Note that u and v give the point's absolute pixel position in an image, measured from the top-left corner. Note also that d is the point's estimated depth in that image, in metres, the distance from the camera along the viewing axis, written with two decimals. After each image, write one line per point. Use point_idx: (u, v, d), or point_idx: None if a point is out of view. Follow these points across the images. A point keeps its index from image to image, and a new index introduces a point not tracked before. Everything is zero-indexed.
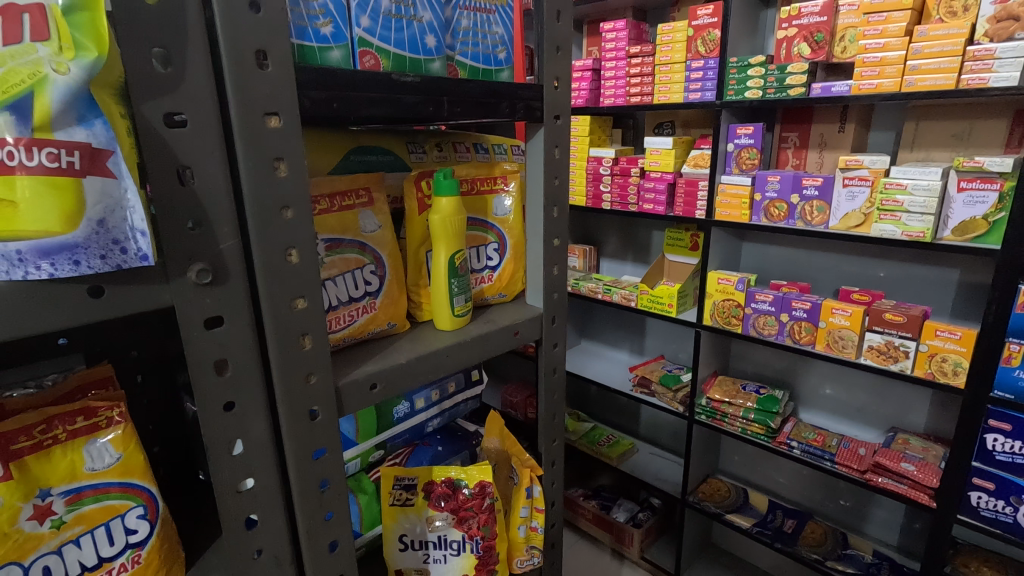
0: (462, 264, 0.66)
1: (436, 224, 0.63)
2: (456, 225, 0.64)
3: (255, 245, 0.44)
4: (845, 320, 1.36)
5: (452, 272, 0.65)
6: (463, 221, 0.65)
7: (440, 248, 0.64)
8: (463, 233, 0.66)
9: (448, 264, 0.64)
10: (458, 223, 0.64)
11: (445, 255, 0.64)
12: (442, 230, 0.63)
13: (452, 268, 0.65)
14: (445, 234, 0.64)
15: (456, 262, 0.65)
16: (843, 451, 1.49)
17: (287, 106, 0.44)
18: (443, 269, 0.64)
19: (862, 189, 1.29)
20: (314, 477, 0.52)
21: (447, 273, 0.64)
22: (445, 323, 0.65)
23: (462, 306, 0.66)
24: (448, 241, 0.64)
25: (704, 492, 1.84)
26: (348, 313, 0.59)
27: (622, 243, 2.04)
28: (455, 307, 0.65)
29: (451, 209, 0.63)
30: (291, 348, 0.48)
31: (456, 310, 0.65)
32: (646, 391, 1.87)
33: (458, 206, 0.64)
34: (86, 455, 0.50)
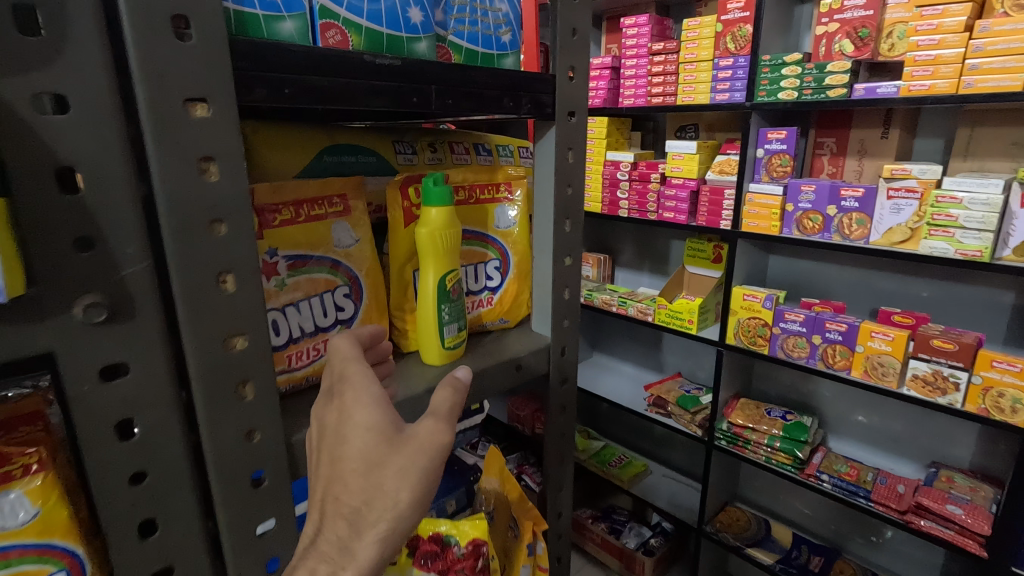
0: (455, 288, 0.55)
1: (423, 238, 0.53)
2: (449, 241, 0.54)
3: (174, 271, 0.34)
4: (887, 345, 1.24)
5: (442, 297, 0.54)
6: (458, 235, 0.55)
7: (428, 269, 0.54)
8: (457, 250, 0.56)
9: (437, 290, 0.54)
10: (452, 236, 0.54)
11: (435, 277, 0.54)
12: (430, 246, 0.53)
13: (441, 292, 0.54)
14: (436, 250, 0.54)
15: (447, 286, 0.55)
16: (879, 488, 1.36)
17: (218, 89, 0.33)
18: (432, 293, 0.54)
19: (909, 202, 1.16)
20: (257, 556, 0.41)
21: (435, 298, 0.54)
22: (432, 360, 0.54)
23: (454, 340, 0.55)
24: (439, 260, 0.54)
25: (722, 522, 1.72)
26: (312, 346, 0.49)
27: (639, 252, 1.92)
28: (445, 343, 0.54)
29: (444, 220, 0.53)
30: (226, 400, 0.37)
31: (446, 344, 0.54)
32: (661, 411, 1.75)
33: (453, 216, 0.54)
34: None
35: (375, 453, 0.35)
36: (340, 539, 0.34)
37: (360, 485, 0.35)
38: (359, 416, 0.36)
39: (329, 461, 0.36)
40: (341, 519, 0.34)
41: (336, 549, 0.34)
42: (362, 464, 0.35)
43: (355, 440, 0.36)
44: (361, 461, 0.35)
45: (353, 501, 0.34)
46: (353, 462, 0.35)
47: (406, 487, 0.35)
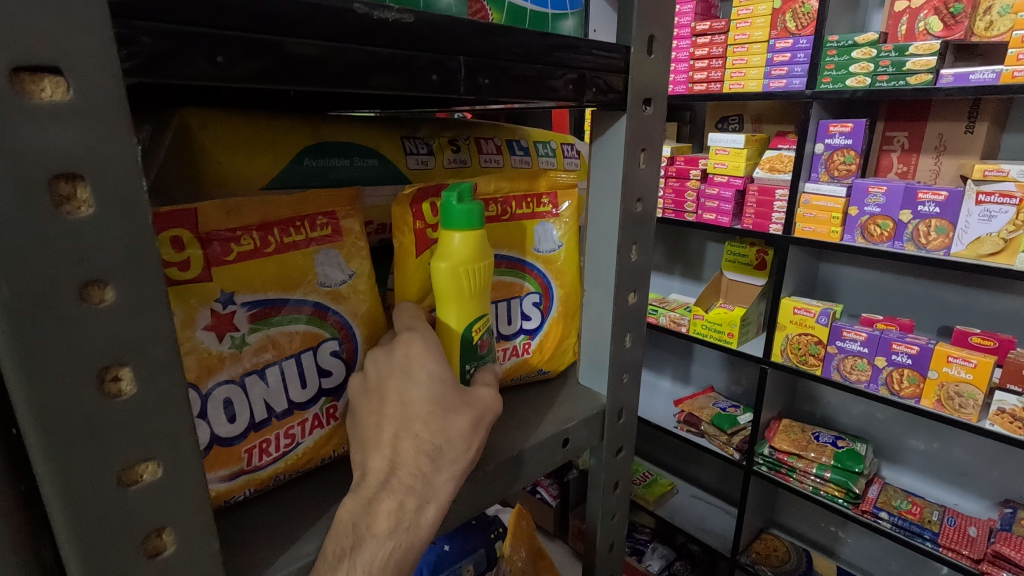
0: (484, 341, 0.41)
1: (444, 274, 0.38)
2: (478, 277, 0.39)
3: (11, 375, 0.19)
4: (967, 372, 1.07)
5: (467, 355, 0.39)
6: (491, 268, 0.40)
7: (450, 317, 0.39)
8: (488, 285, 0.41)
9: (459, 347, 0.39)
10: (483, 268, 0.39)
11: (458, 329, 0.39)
12: (453, 287, 0.38)
13: (467, 350, 0.39)
14: (460, 293, 0.39)
15: (474, 341, 0.40)
16: (947, 530, 1.20)
17: (84, 54, 0.19)
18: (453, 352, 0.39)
19: (1004, 209, 0.99)
20: None
21: (459, 359, 0.39)
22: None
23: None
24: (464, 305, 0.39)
25: (759, 552, 1.57)
26: (287, 431, 0.35)
27: (670, 254, 1.76)
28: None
29: (472, 248, 0.38)
30: (127, 564, 0.23)
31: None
32: (693, 430, 1.60)
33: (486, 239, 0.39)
34: None
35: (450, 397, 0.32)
36: (420, 477, 0.30)
37: (439, 420, 0.31)
38: (433, 360, 0.33)
39: (394, 401, 0.32)
40: (421, 457, 0.30)
41: (418, 486, 0.30)
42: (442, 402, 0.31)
43: (429, 379, 0.32)
44: (437, 401, 0.31)
45: (432, 442, 0.31)
46: (430, 402, 0.31)
47: (480, 430, 0.33)
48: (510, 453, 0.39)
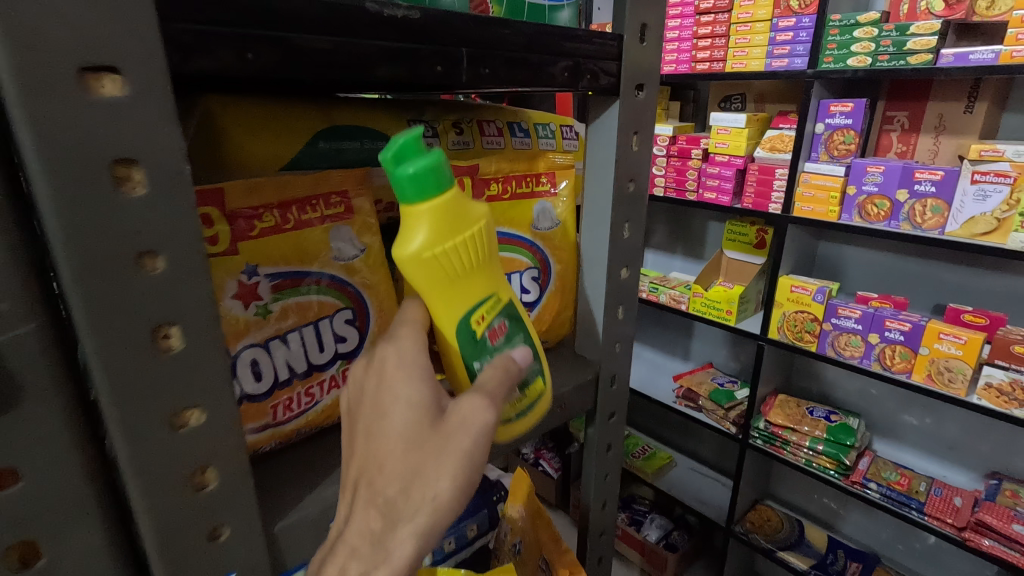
0: (491, 331, 0.40)
1: (414, 268, 0.37)
2: (455, 265, 0.38)
3: (83, 332, 0.23)
4: (957, 348, 1.10)
5: (474, 349, 0.39)
6: (469, 243, 0.37)
7: (440, 314, 0.38)
8: (478, 275, 0.39)
9: (461, 342, 0.39)
10: (458, 248, 0.37)
11: (452, 323, 0.39)
12: (432, 292, 0.38)
13: (472, 346, 0.39)
14: (441, 286, 0.38)
15: (477, 335, 0.40)
16: (934, 500, 1.25)
17: (138, 55, 0.22)
18: (455, 347, 0.39)
19: (998, 188, 1.01)
20: None
21: (467, 355, 0.39)
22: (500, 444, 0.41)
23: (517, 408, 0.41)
24: (452, 295, 0.38)
25: (752, 522, 1.63)
26: (306, 390, 0.38)
27: (672, 233, 1.78)
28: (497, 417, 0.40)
29: (435, 228, 0.36)
30: (178, 496, 0.27)
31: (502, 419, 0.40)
32: (691, 405, 1.64)
33: (453, 208, 0.36)
34: None
35: (414, 433, 0.30)
36: (369, 531, 0.29)
37: (395, 465, 0.29)
38: (400, 389, 0.32)
39: (366, 437, 0.31)
40: (373, 510, 0.29)
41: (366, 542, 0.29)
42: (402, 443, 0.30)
43: (394, 414, 0.31)
44: (397, 442, 0.30)
45: (391, 484, 0.29)
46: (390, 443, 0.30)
47: (446, 478, 0.29)
48: None
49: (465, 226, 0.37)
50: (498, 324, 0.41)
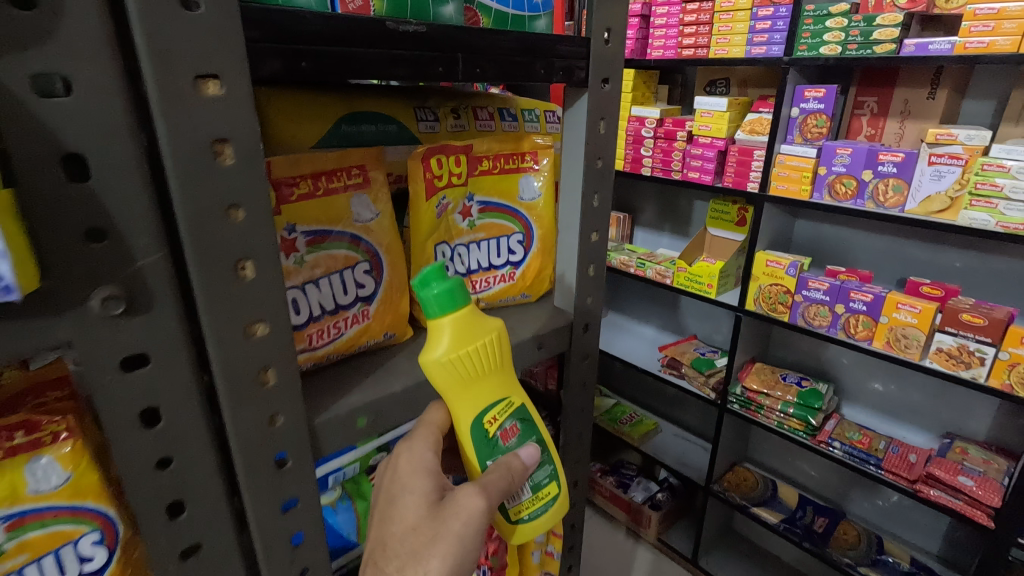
0: (504, 433, 0.50)
1: (440, 374, 0.47)
2: (469, 374, 0.48)
3: (191, 261, 0.32)
4: (912, 317, 1.21)
5: (487, 445, 0.49)
6: (486, 353, 0.48)
7: (458, 415, 0.48)
8: (491, 384, 0.49)
9: (479, 441, 0.49)
10: (476, 362, 0.48)
11: (468, 424, 0.49)
12: (451, 397, 0.48)
13: (486, 445, 0.49)
14: (462, 389, 0.48)
15: (491, 435, 0.49)
16: (891, 456, 1.37)
17: (231, 65, 0.31)
18: (472, 445, 0.49)
19: (952, 169, 1.10)
20: (282, 532, 0.42)
21: (480, 452, 0.49)
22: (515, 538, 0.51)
23: (527, 507, 0.51)
24: (473, 399, 0.48)
25: (730, 482, 1.75)
26: (333, 324, 0.48)
27: (660, 211, 1.87)
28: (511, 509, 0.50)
29: (452, 342, 0.47)
30: (249, 387, 0.37)
31: (514, 515, 0.50)
32: (675, 373, 1.75)
33: (473, 325, 0.47)
34: (25, 475, 0.34)
35: (420, 524, 0.44)
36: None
37: (407, 539, 0.44)
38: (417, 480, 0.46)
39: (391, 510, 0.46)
40: (392, 564, 0.44)
41: None
42: (413, 525, 0.44)
43: (411, 499, 0.45)
44: (411, 522, 0.45)
45: (402, 564, 0.44)
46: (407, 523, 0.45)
47: (438, 556, 0.43)
48: None
49: (482, 343, 0.47)
50: (511, 425, 0.50)
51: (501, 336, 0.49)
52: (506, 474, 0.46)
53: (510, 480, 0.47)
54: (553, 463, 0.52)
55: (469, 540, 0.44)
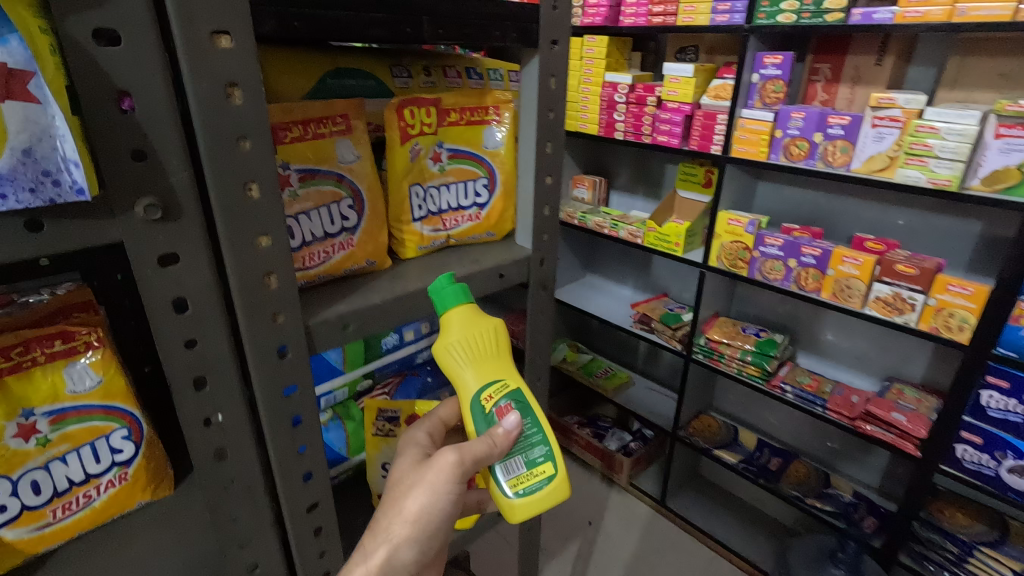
0: (499, 409, 0.62)
1: (448, 355, 0.61)
2: (469, 356, 0.61)
3: (211, 181, 0.41)
4: (855, 269, 1.32)
5: (482, 417, 0.62)
6: (485, 341, 0.62)
7: (462, 389, 0.62)
8: (489, 370, 0.62)
9: (480, 414, 0.62)
10: (476, 347, 0.61)
11: (469, 398, 0.62)
12: (456, 375, 0.62)
13: (483, 416, 0.62)
14: (465, 367, 0.62)
15: (487, 409, 0.62)
16: (835, 397, 1.50)
17: (239, 23, 0.39)
18: (471, 415, 0.62)
19: (891, 131, 1.20)
20: (284, 412, 0.52)
21: (476, 422, 0.62)
22: (514, 512, 0.61)
23: (522, 480, 0.62)
24: (472, 378, 0.62)
25: (695, 428, 1.89)
26: (322, 249, 0.57)
27: (634, 175, 1.96)
28: (510, 479, 0.61)
29: (454, 329, 0.60)
30: (256, 288, 0.46)
31: (511, 488, 0.61)
32: (645, 328, 1.87)
33: (476, 317, 0.61)
34: (68, 378, 0.57)
35: (408, 476, 0.60)
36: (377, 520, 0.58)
37: (395, 488, 0.60)
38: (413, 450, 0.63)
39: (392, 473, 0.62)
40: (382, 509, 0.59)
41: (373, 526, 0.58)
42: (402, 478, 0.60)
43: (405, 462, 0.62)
44: (401, 478, 0.60)
45: (388, 505, 0.59)
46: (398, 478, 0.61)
47: (413, 499, 0.58)
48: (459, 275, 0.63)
49: (480, 331, 0.61)
50: (506, 403, 0.62)
51: (498, 329, 0.63)
52: (488, 441, 0.59)
53: (491, 445, 0.59)
54: (547, 444, 0.62)
55: (441, 490, 0.58)
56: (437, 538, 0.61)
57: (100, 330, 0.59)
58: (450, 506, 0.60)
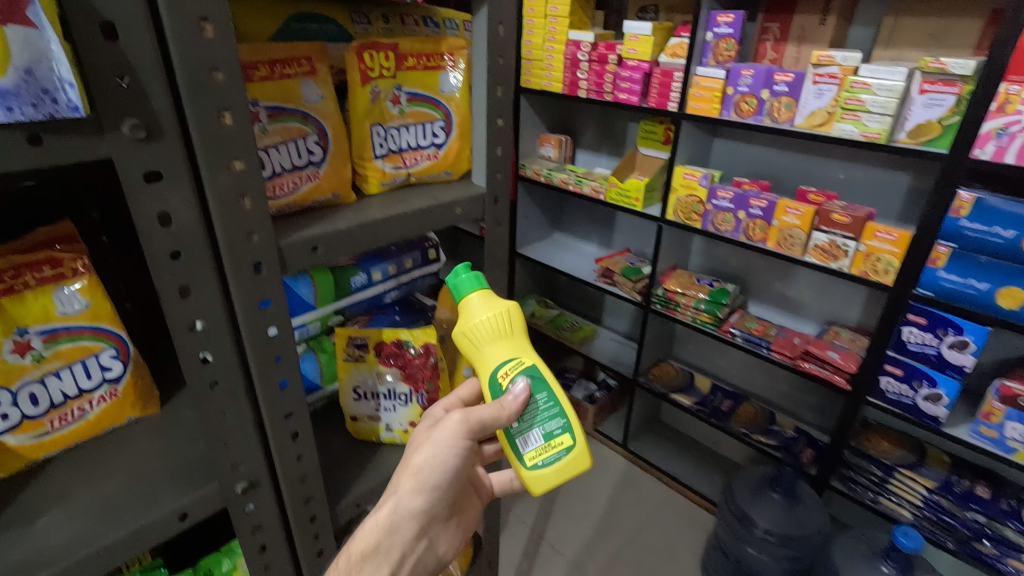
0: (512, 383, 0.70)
1: (467, 338, 0.72)
2: (485, 338, 0.71)
3: (189, 107, 0.47)
4: (797, 219, 1.42)
5: (498, 391, 0.71)
6: (501, 323, 0.71)
7: (480, 367, 0.72)
8: (504, 350, 0.71)
9: (499, 390, 0.71)
10: (493, 329, 0.71)
11: (487, 374, 0.72)
12: (475, 355, 0.72)
13: (499, 389, 0.71)
14: (482, 347, 0.71)
15: (503, 383, 0.71)
16: (779, 340, 1.63)
17: None
18: (489, 389, 0.72)
19: (830, 88, 1.28)
20: (261, 323, 0.58)
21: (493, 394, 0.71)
22: (535, 480, 0.70)
23: (540, 452, 0.71)
24: (490, 356, 0.71)
25: (654, 374, 2.01)
26: (291, 180, 0.62)
27: (599, 134, 2.03)
28: (529, 450, 0.71)
29: (472, 316, 0.71)
30: (232, 207, 0.52)
31: (531, 460, 0.71)
32: (609, 281, 1.97)
33: (493, 303, 0.71)
34: (57, 301, 0.62)
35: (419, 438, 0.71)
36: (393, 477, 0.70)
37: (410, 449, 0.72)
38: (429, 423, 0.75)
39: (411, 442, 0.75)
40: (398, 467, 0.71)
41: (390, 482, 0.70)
42: (414, 442, 0.72)
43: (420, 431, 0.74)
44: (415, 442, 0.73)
45: (403, 463, 0.71)
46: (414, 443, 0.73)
47: (421, 455, 0.69)
48: (418, 208, 0.70)
49: (495, 315, 0.70)
50: (520, 378, 0.70)
51: (514, 313, 0.71)
52: (495, 407, 0.68)
53: (498, 412, 0.68)
54: (562, 417, 0.71)
55: (447, 449, 0.69)
56: (442, 494, 0.71)
57: (86, 258, 0.64)
58: (457, 465, 0.70)
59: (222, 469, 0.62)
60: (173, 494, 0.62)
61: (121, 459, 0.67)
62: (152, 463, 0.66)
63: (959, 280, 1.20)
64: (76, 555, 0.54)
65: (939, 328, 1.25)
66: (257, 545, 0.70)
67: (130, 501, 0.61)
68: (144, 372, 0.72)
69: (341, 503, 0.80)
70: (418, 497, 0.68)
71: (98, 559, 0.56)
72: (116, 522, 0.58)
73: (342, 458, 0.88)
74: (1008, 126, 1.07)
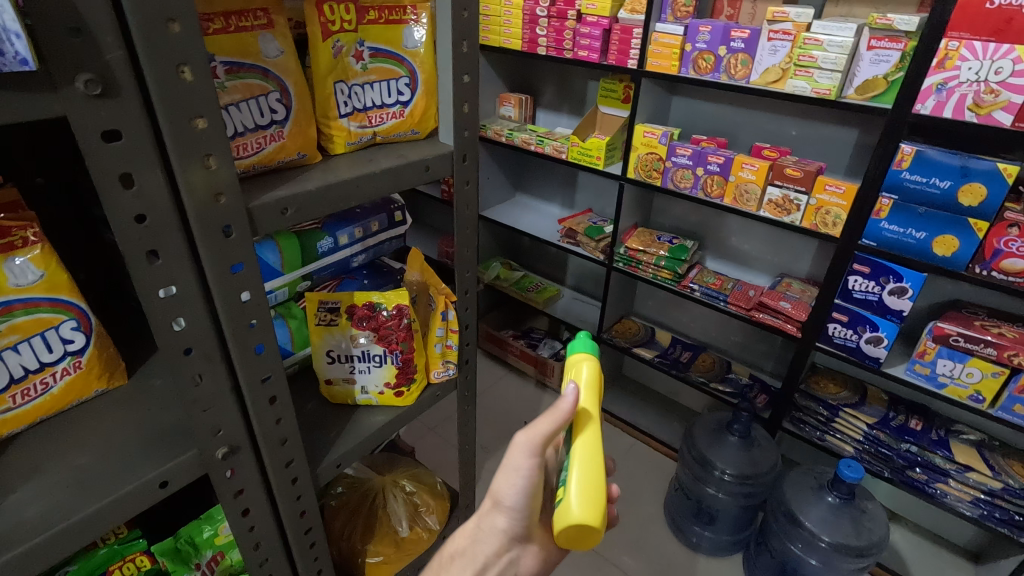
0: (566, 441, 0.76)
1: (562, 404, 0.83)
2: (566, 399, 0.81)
3: (145, 61, 0.45)
4: (752, 174, 1.47)
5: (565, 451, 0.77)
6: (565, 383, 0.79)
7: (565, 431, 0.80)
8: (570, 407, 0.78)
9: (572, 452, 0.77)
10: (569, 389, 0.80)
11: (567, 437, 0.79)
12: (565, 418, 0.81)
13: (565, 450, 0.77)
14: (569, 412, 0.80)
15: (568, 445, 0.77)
16: (735, 293, 1.70)
17: None
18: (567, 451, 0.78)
19: (784, 44, 1.31)
20: (233, 287, 0.58)
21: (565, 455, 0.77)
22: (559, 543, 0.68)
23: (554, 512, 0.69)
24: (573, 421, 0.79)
25: (617, 330, 2.07)
26: (255, 140, 0.61)
27: (559, 93, 2.02)
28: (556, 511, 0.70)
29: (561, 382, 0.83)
30: (198, 168, 0.50)
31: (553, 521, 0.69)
32: (572, 241, 1.99)
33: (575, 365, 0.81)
34: (9, 272, 0.58)
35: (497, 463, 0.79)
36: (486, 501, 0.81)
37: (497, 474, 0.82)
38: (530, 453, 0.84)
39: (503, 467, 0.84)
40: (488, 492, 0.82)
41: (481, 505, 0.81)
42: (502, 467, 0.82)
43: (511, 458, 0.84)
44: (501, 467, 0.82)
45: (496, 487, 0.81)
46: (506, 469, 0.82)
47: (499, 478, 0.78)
48: (388, 167, 0.69)
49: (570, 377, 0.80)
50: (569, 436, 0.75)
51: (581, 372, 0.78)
52: (550, 417, 0.73)
53: (554, 422, 0.73)
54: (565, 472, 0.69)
55: (523, 477, 0.75)
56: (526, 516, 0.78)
57: (37, 226, 0.60)
58: (538, 487, 0.76)
59: (202, 435, 0.62)
60: (151, 462, 0.61)
61: (93, 432, 0.66)
62: (126, 433, 0.65)
63: (900, 230, 1.28)
64: (55, 526, 0.54)
65: (881, 276, 1.34)
66: (239, 508, 0.70)
67: (107, 470, 0.60)
68: (106, 344, 0.70)
69: (321, 464, 0.81)
70: (505, 517, 0.78)
71: (79, 530, 0.55)
72: (94, 492, 0.57)
73: (319, 421, 0.88)
74: (947, 81, 1.12)
